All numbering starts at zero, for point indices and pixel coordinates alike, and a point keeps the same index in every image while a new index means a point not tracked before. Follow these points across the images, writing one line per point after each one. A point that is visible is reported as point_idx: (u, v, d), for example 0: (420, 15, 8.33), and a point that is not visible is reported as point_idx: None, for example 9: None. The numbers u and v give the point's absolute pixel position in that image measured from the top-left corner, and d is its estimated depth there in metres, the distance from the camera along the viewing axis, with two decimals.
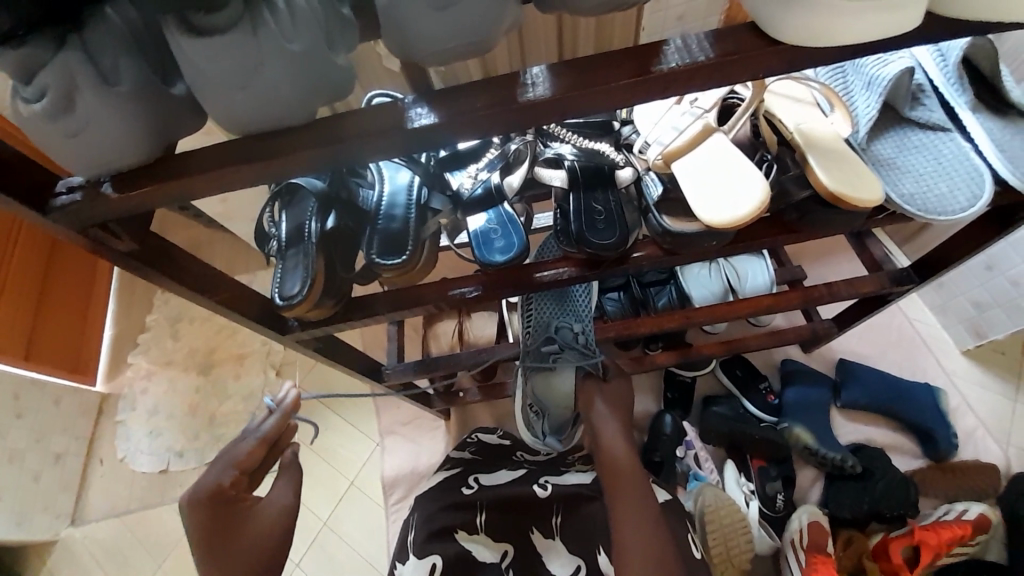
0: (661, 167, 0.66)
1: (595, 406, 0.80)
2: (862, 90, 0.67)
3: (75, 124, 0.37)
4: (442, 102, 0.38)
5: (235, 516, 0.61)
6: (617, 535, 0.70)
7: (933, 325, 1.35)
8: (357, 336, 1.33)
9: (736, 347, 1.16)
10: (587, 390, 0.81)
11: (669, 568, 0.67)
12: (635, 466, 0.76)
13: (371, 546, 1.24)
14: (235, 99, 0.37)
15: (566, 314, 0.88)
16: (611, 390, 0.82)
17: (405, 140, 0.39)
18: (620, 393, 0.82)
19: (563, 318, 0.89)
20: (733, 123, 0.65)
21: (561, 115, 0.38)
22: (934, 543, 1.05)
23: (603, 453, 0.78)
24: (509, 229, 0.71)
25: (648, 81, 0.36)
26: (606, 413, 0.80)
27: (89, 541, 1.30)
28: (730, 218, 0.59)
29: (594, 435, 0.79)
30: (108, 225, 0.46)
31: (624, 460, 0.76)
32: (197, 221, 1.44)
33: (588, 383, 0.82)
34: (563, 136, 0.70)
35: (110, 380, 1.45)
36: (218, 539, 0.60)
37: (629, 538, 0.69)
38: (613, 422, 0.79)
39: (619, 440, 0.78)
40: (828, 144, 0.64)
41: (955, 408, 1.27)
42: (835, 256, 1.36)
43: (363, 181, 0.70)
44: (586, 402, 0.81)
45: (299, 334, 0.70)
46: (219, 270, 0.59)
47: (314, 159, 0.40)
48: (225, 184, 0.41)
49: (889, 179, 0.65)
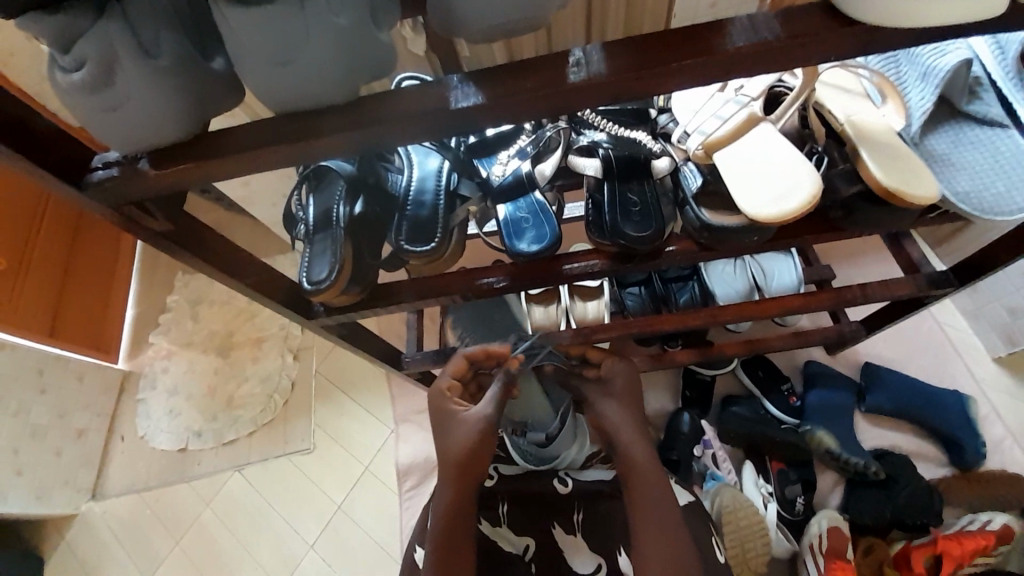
0: (701, 158, 0.64)
1: (611, 416, 0.77)
2: (917, 82, 0.62)
3: (114, 98, 0.37)
4: (487, 82, 0.36)
5: (446, 422, 0.75)
6: (636, 546, 0.69)
7: (965, 331, 1.30)
8: (373, 322, 1.33)
9: (757, 345, 1.13)
10: (595, 402, 0.78)
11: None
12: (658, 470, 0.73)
13: (383, 532, 1.24)
14: (280, 77, 0.36)
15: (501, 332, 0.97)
16: (622, 394, 0.79)
17: (447, 123, 0.38)
18: (628, 389, 0.79)
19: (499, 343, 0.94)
20: (781, 113, 0.63)
21: (613, 97, 0.37)
22: (956, 553, 1.00)
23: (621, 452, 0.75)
24: (541, 219, 0.68)
25: (710, 63, 0.34)
26: (625, 421, 0.77)
27: (109, 516, 1.33)
28: (777, 213, 0.58)
29: (614, 444, 0.76)
30: (142, 203, 0.45)
31: (648, 466, 0.73)
32: (219, 204, 1.45)
33: (593, 393, 0.79)
34: (597, 123, 0.68)
35: (131, 358, 1.48)
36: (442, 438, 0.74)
37: (653, 553, 0.67)
38: (636, 429, 0.76)
39: (640, 444, 0.75)
40: (880, 136, 0.61)
41: (984, 416, 1.23)
42: (864, 256, 1.32)
43: (391, 165, 0.69)
44: (595, 411, 0.78)
45: (325, 319, 0.70)
46: (248, 253, 0.59)
47: (351, 142, 0.39)
48: (263, 165, 0.40)
49: (943, 175, 0.63)
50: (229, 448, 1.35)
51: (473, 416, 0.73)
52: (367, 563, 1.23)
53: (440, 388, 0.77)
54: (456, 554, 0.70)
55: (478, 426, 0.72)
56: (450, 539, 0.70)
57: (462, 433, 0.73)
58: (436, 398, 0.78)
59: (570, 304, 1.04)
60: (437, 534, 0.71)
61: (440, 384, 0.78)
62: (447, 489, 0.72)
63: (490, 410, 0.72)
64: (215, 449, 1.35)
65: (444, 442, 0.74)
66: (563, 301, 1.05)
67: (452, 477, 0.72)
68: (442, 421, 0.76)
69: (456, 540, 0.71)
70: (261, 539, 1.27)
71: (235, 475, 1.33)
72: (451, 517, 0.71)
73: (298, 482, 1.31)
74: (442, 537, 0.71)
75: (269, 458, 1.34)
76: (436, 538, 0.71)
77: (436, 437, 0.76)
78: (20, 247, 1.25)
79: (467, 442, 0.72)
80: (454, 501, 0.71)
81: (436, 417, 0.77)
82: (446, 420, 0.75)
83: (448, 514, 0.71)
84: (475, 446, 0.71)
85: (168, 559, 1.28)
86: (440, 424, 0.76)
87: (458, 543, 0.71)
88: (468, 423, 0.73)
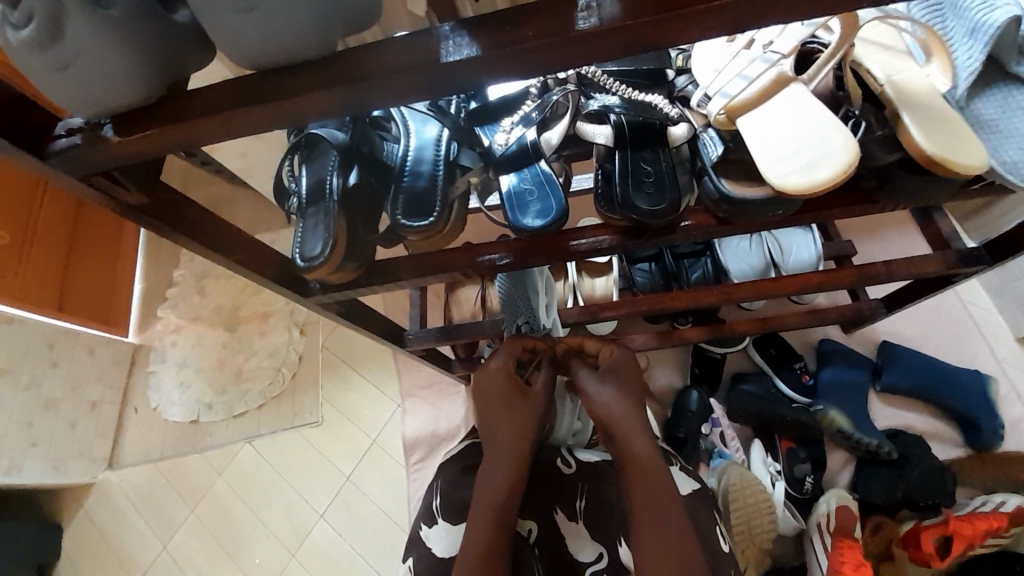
0: (723, 124, 0.59)
1: (607, 403, 0.77)
2: (963, 38, 0.57)
3: (66, 55, 0.34)
4: (482, 31, 0.32)
5: (508, 401, 0.79)
6: (642, 532, 0.67)
7: (990, 309, 1.25)
8: (379, 300, 1.31)
9: (772, 324, 1.08)
10: (588, 381, 0.78)
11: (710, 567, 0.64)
12: (658, 462, 0.72)
13: (394, 504, 1.25)
14: (242, 25, 0.33)
15: (529, 306, 0.86)
16: (612, 377, 0.79)
17: (437, 81, 0.34)
18: (626, 366, 0.81)
19: (518, 323, 0.85)
20: (813, 72, 0.57)
21: (627, 47, 0.32)
22: (967, 533, 0.97)
23: (621, 444, 0.74)
24: (546, 190, 0.64)
25: (740, 5, 0.30)
26: (621, 413, 0.76)
27: (124, 484, 1.35)
28: (806, 183, 0.53)
29: (612, 429, 0.76)
30: (111, 173, 0.42)
31: (653, 458, 0.72)
32: (218, 177, 1.41)
33: (587, 378, 0.79)
34: (609, 86, 0.64)
35: (140, 332, 1.48)
36: (500, 413, 0.79)
37: (656, 539, 0.66)
38: (633, 417, 0.76)
39: (640, 438, 0.75)
40: (923, 97, 0.56)
41: (1005, 396, 1.18)
42: (887, 231, 1.26)
43: (387, 134, 0.65)
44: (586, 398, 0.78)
45: (321, 297, 0.67)
46: (238, 228, 0.56)
47: (332, 102, 0.35)
48: (235, 130, 0.37)
49: (991, 143, 0.58)
50: (239, 420, 1.36)
51: (534, 401, 0.79)
52: (375, 534, 1.24)
53: (502, 365, 0.80)
54: (502, 534, 0.70)
55: (537, 409, 0.79)
56: (501, 518, 0.71)
57: (519, 415, 0.78)
58: (491, 379, 0.80)
59: (577, 280, 1.00)
60: (486, 513, 0.71)
61: (506, 360, 0.80)
62: (501, 466, 0.75)
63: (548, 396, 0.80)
64: (225, 422, 1.36)
65: (501, 423, 0.78)
66: (570, 278, 1.01)
67: (505, 456, 0.76)
68: (499, 399, 0.79)
69: (502, 514, 0.71)
70: (276, 508, 1.29)
71: (245, 446, 1.34)
72: (502, 500, 0.72)
73: (310, 456, 1.32)
74: (490, 515, 0.71)
75: (278, 431, 1.35)
76: (481, 518, 0.71)
77: (486, 417, 0.80)
78: (29, 222, 1.25)
79: (524, 422, 0.77)
80: (504, 479, 0.74)
81: (487, 398, 0.80)
82: (500, 401, 0.79)
83: (497, 492, 0.73)
84: (533, 429, 0.78)
85: (185, 526, 1.31)
86: (493, 407, 0.79)
87: (508, 524, 0.71)
88: (530, 406, 0.79)
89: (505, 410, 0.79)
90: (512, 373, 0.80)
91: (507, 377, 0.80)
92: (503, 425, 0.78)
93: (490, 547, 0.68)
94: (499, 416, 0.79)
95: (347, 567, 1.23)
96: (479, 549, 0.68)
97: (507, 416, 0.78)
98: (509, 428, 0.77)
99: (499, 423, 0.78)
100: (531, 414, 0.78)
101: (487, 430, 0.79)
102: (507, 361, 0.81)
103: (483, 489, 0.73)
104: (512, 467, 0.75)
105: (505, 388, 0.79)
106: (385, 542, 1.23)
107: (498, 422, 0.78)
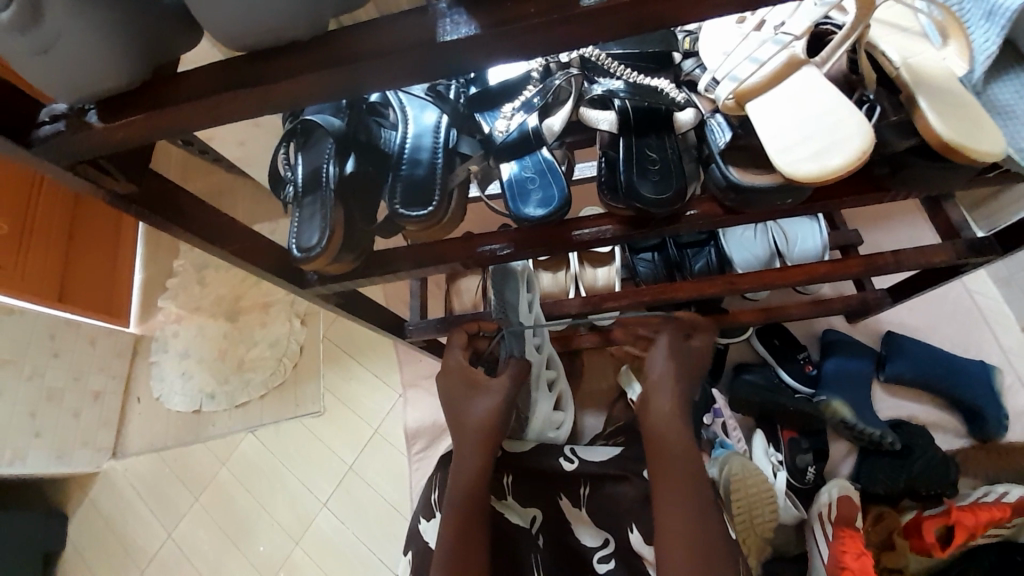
0: (732, 109, 0.56)
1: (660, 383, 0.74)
2: (980, 21, 0.55)
3: (46, 38, 0.33)
4: (481, 9, 0.30)
5: (465, 393, 0.79)
6: (662, 522, 0.66)
7: (997, 299, 1.23)
8: (379, 291, 1.30)
9: (776, 315, 1.07)
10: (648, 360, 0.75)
11: (715, 561, 0.62)
12: (686, 452, 0.71)
13: (394, 492, 1.26)
14: (228, 5, 0.32)
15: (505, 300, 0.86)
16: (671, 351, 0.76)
17: (434, 60, 0.32)
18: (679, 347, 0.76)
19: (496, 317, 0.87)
20: (828, 55, 0.55)
21: (632, 27, 0.31)
22: (970, 523, 0.96)
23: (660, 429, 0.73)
24: (548, 179, 0.63)
25: None
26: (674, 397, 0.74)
27: (128, 473, 1.36)
28: (820, 171, 0.51)
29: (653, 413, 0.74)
30: (97, 161, 0.41)
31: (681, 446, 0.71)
32: (215, 167, 1.40)
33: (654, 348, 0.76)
34: (613, 70, 0.62)
35: (142, 323, 1.47)
36: (460, 408, 0.79)
37: (675, 528, 0.65)
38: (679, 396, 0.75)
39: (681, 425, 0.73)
40: (939, 80, 0.54)
41: (1009, 386, 1.17)
42: (894, 220, 1.24)
43: (385, 120, 0.63)
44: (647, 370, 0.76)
45: (319, 289, 0.65)
46: (233, 218, 0.54)
47: (323, 86, 0.33)
48: (226, 115, 0.35)
49: (1007, 130, 0.56)
50: (241, 410, 1.36)
51: (495, 390, 0.78)
52: (378, 521, 1.25)
53: (458, 362, 0.81)
54: (475, 528, 0.69)
55: (496, 398, 0.78)
56: (475, 506, 0.71)
57: (481, 404, 0.78)
58: (450, 375, 0.81)
59: (579, 270, 1.00)
60: (478, 507, 0.71)
61: (457, 355, 0.82)
62: (473, 457, 0.75)
63: (510, 382, 0.79)
64: (228, 411, 1.36)
65: (464, 413, 0.79)
66: (572, 269, 1.00)
67: (477, 447, 0.76)
68: (458, 395, 0.80)
69: (478, 506, 0.71)
70: (278, 496, 1.30)
71: (248, 435, 1.35)
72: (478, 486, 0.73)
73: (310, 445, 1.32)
74: (469, 506, 0.71)
75: (281, 420, 1.35)
76: (461, 505, 0.71)
77: (452, 413, 0.80)
78: (27, 213, 1.24)
79: (492, 413, 0.77)
80: (475, 471, 0.74)
81: (450, 394, 0.81)
82: (461, 395, 0.79)
83: (471, 486, 0.72)
84: (499, 419, 0.77)
85: (189, 514, 1.32)
86: (455, 402, 0.80)
87: (484, 513, 0.71)
88: (489, 396, 0.78)
89: (459, 399, 0.80)
90: (463, 364, 0.81)
91: (458, 367, 0.81)
92: (500, 419, 0.78)
93: (467, 538, 0.68)
94: (457, 402, 0.80)
95: (353, 556, 1.23)
96: (454, 540, 0.68)
97: (470, 406, 0.78)
98: (475, 417, 0.77)
99: (460, 413, 0.79)
100: (491, 405, 0.77)
101: (455, 422, 0.79)
102: (460, 358, 0.81)
103: (458, 481, 0.74)
104: (479, 460, 0.74)
105: (461, 379, 0.80)
106: (388, 530, 1.24)
107: (459, 413, 0.79)
